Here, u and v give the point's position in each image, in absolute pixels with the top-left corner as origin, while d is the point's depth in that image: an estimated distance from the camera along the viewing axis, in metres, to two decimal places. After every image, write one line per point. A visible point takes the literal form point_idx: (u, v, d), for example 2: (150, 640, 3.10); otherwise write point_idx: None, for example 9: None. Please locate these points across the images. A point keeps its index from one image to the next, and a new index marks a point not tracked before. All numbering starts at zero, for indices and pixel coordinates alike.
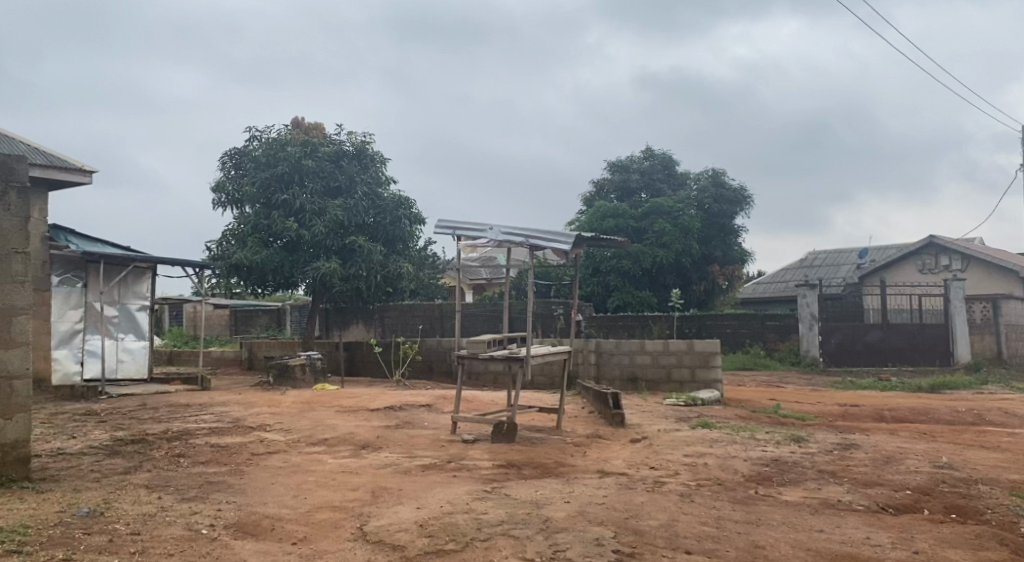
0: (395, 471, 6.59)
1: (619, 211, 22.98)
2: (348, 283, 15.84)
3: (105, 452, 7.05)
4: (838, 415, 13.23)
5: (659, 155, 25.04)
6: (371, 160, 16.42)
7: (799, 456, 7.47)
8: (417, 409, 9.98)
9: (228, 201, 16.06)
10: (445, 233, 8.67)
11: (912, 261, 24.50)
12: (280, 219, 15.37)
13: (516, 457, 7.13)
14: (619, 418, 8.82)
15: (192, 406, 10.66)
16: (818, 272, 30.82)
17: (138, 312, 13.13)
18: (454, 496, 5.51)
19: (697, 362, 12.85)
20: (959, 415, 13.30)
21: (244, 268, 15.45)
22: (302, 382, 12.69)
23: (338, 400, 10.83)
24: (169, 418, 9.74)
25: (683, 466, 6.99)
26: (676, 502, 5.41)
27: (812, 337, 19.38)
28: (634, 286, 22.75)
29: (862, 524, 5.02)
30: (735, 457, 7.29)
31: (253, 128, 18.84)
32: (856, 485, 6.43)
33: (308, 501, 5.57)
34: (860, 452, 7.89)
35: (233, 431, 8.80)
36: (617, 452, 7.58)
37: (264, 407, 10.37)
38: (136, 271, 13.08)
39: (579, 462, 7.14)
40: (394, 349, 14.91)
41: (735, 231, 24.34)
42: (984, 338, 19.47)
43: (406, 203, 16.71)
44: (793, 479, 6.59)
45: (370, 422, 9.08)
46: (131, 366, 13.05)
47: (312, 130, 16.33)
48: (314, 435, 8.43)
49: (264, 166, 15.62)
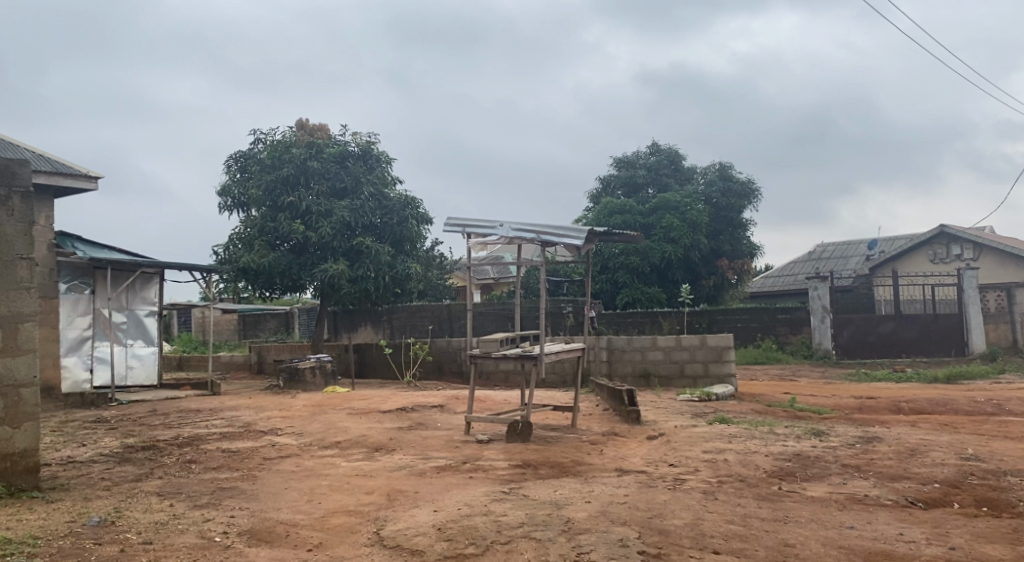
0: (410, 473, 6.46)
1: (626, 208, 22.82)
2: (357, 284, 15.73)
3: (116, 459, 6.95)
4: (855, 407, 13.08)
5: (665, 150, 24.90)
6: (376, 160, 16.31)
7: (822, 450, 7.33)
8: (430, 410, 9.87)
9: (235, 204, 15.97)
10: (454, 231, 8.54)
11: (923, 250, 24.30)
12: (287, 221, 15.27)
13: (532, 458, 7.00)
14: (635, 415, 8.67)
15: (202, 410, 10.58)
16: (827, 265, 30.62)
17: (146, 318, 13.02)
18: (472, 498, 5.39)
19: (710, 357, 12.70)
20: (978, 405, 13.14)
21: (251, 271, 15.34)
22: (312, 385, 12.60)
23: (349, 402, 10.72)
24: (180, 423, 9.63)
25: (703, 463, 6.85)
26: (700, 500, 5.27)
27: (824, 329, 19.21)
28: (643, 282, 22.58)
29: (894, 520, 4.88)
30: (756, 453, 7.15)
31: (258, 130, 17.19)
32: (882, 479, 6.29)
33: (322, 506, 5.45)
34: (884, 445, 7.74)
35: (244, 436, 8.69)
36: (635, 450, 7.45)
37: (276, 412, 10.25)
38: (145, 276, 12.99)
39: (597, 461, 7.02)
40: (404, 351, 14.81)
41: (744, 224, 24.26)
42: (999, 328, 19.34)
43: (413, 202, 16.62)
44: (817, 474, 6.45)
45: (383, 423, 8.97)
46: (140, 372, 12.96)
47: (317, 131, 16.20)
48: (327, 438, 8.32)
49: (270, 168, 15.48)
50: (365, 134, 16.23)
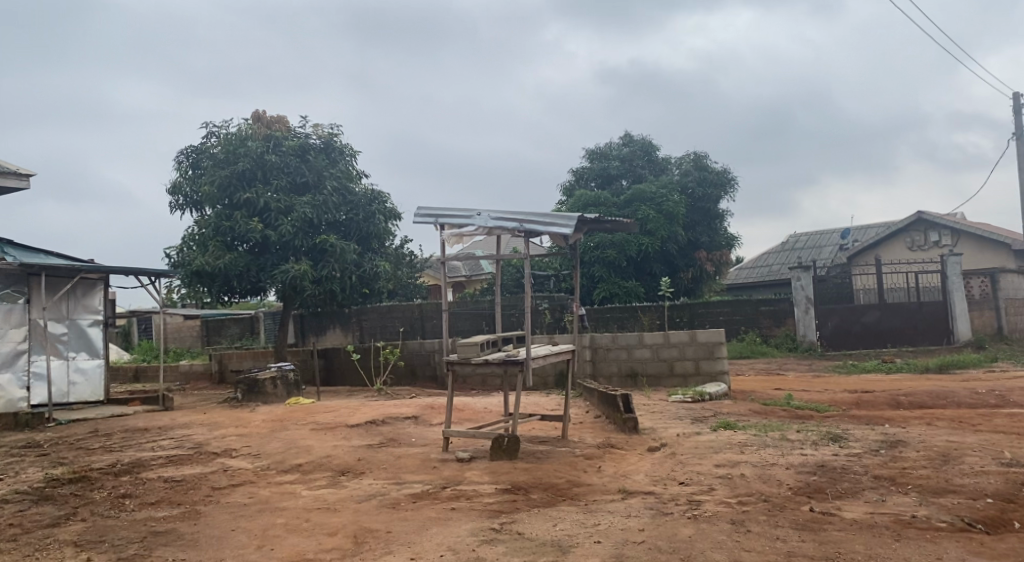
0: (382, 505, 5.56)
1: (600, 199, 22.02)
2: (320, 285, 14.72)
3: (35, 497, 5.94)
4: (852, 404, 12.38)
5: (639, 140, 24.13)
6: (339, 153, 15.29)
7: (847, 458, 6.50)
8: (403, 423, 8.94)
9: (187, 202, 14.84)
10: (426, 222, 7.61)
11: (900, 237, 23.77)
12: (243, 220, 14.24)
13: (523, 479, 6.14)
14: (632, 424, 7.81)
15: (150, 430, 9.54)
16: (803, 256, 30.10)
17: (90, 327, 11.92)
18: (457, 539, 4.50)
19: (701, 354, 11.91)
20: (980, 398, 12.55)
21: (206, 275, 14.26)
22: (272, 397, 11.53)
23: (313, 416, 9.73)
24: (123, 446, 8.58)
25: (717, 479, 6.02)
26: (730, 533, 4.43)
27: (808, 321, 18.61)
28: (620, 276, 21.72)
29: (968, 555, 4.07)
30: (775, 465, 6.32)
31: (210, 123, 15.31)
32: (926, 494, 5.50)
33: (276, 554, 4.52)
34: (911, 449, 6.96)
35: (192, 460, 7.68)
36: (637, 465, 6.61)
37: (231, 429, 9.23)
38: (87, 283, 11.91)
39: (595, 480, 6.18)
40: (373, 356, 13.86)
41: (722, 215, 23.59)
42: (984, 314, 18.86)
43: (380, 197, 15.63)
44: (849, 490, 5.66)
45: (350, 441, 8.03)
46: (84, 388, 11.82)
47: (274, 123, 15.03)
48: (287, 460, 7.37)
49: (224, 164, 14.41)
50: (327, 125, 15.18)
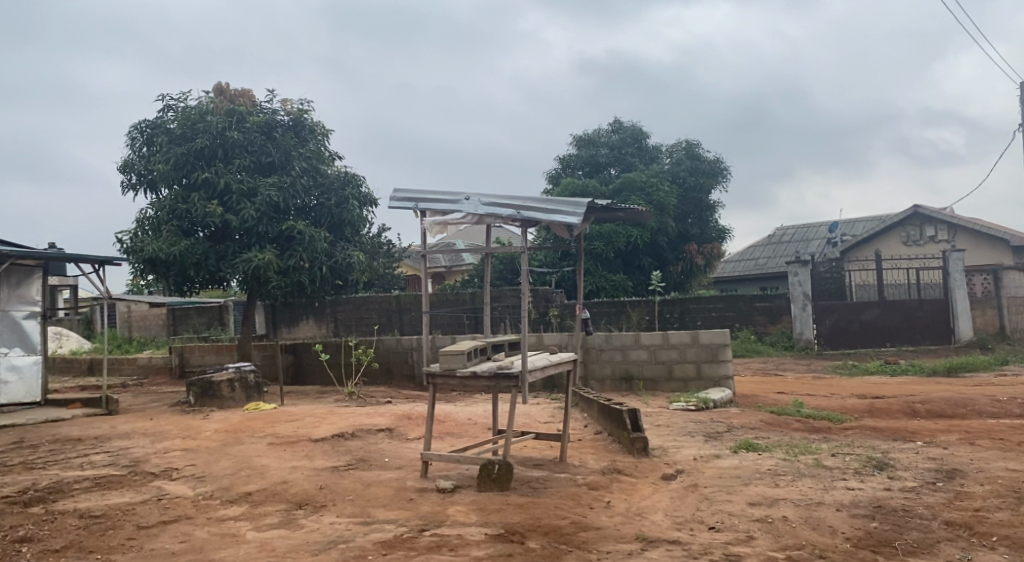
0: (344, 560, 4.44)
1: (589, 188, 20.91)
2: (287, 277, 13.48)
3: None
4: (865, 413, 11.32)
5: (628, 127, 23.09)
6: (310, 131, 14.07)
7: (905, 496, 5.41)
8: (376, 438, 7.77)
9: (140, 182, 13.50)
10: (404, 206, 6.43)
11: (896, 232, 22.79)
12: (201, 203, 12.94)
13: (518, 520, 5.02)
14: (641, 445, 6.73)
15: (85, 441, 8.29)
16: (794, 248, 29.13)
17: (25, 321, 10.66)
18: None
19: (703, 357, 10.83)
20: (1001, 406, 11.55)
21: (161, 262, 12.98)
22: (230, 401, 10.33)
23: (273, 426, 8.51)
24: (46, 462, 7.34)
25: (755, 524, 4.92)
26: None
27: (806, 318, 17.52)
28: (607, 268, 20.58)
29: None
30: (822, 504, 5.24)
31: (167, 94, 12.92)
32: (1019, 551, 4.44)
33: None
34: (973, 481, 5.88)
35: (123, 483, 6.49)
36: (654, 500, 5.51)
37: (177, 442, 8.01)
38: (22, 271, 10.64)
39: (604, 521, 5.08)
40: (344, 353, 12.67)
41: (713, 207, 22.54)
42: (986, 313, 17.89)
43: (354, 181, 14.38)
44: (921, 542, 4.58)
45: (313, 460, 6.87)
46: (19, 388, 10.57)
47: (238, 97, 13.85)
48: (237, 486, 6.20)
49: (180, 140, 13.15)
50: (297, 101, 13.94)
